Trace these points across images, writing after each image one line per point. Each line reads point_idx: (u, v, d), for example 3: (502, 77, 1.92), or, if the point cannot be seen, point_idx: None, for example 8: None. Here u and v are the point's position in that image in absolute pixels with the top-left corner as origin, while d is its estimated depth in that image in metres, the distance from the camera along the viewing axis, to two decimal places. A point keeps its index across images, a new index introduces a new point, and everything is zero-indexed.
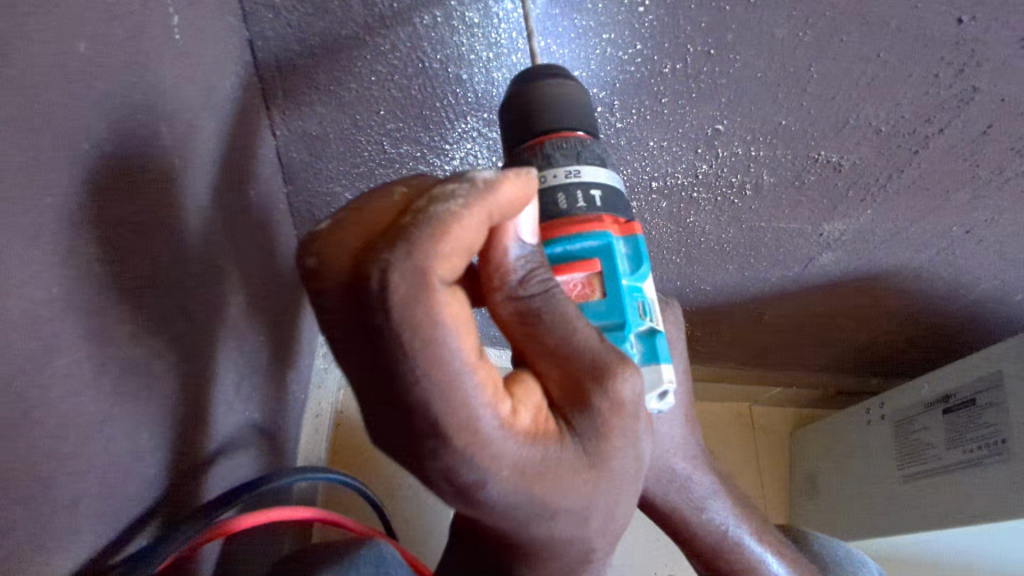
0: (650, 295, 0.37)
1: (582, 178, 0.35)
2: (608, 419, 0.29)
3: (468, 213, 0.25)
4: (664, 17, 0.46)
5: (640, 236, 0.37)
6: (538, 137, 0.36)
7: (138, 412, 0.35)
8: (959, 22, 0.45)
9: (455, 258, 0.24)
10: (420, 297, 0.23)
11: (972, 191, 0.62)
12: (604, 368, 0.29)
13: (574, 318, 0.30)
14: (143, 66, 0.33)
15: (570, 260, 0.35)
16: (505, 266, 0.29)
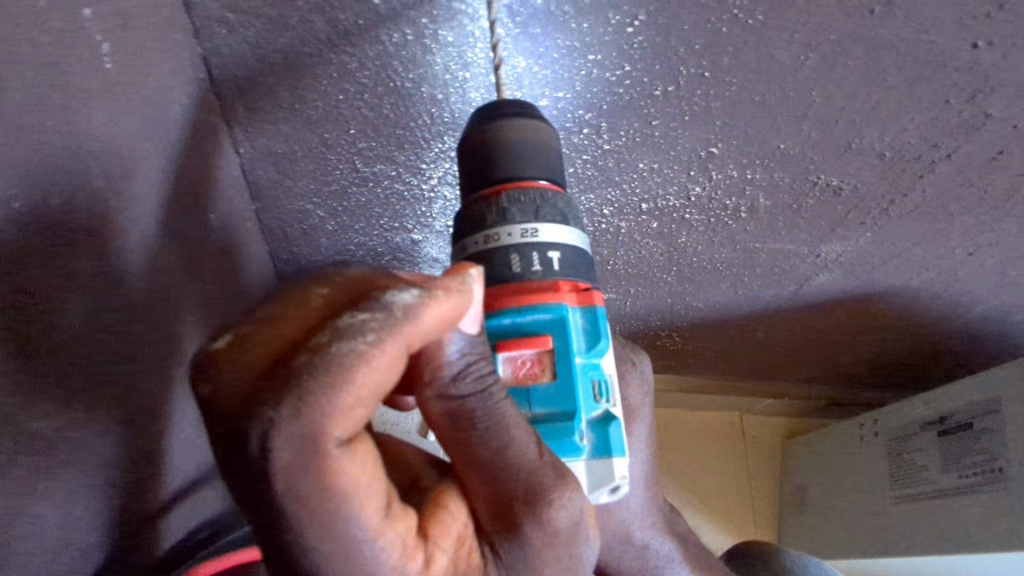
0: (609, 373, 0.35)
1: (538, 239, 0.34)
2: (528, 542, 0.30)
3: (375, 352, 0.25)
4: (655, 39, 0.42)
5: (600, 308, 0.35)
6: (497, 185, 0.35)
7: (55, 475, 0.33)
8: (973, 47, 0.42)
9: (353, 414, 0.24)
10: (307, 467, 0.24)
11: (978, 215, 0.59)
12: (531, 485, 0.30)
13: (507, 433, 0.30)
14: (60, 103, 0.30)
15: (523, 334, 0.34)
16: (437, 362, 0.29)
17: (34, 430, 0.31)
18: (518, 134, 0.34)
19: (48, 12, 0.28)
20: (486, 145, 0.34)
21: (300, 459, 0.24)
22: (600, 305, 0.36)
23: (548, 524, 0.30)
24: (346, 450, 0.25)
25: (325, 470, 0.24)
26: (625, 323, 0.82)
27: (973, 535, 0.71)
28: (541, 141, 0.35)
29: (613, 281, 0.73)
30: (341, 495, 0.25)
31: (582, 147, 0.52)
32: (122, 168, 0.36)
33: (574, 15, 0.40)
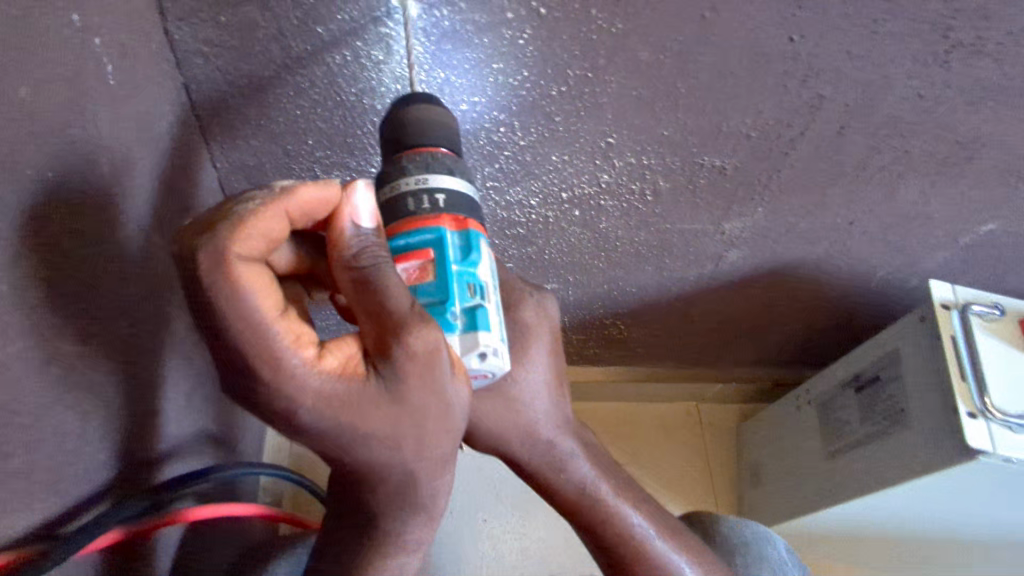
0: (482, 279, 0.44)
1: (427, 185, 0.44)
2: (406, 370, 0.38)
3: (264, 210, 0.36)
4: (542, 48, 0.53)
5: (474, 232, 0.45)
6: (405, 148, 0.46)
7: (76, 400, 0.42)
8: (790, 41, 0.54)
9: (252, 242, 0.36)
10: (215, 271, 0.34)
11: (845, 185, 0.70)
12: (403, 323, 0.37)
13: (389, 286, 0.38)
14: (78, 107, 0.40)
15: (410, 249, 0.44)
16: (343, 243, 0.39)
17: (61, 357, 0.40)
18: (421, 114, 0.47)
19: (70, 38, 0.38)
20: (398, 123, 0.46)
21: (212, 266, 0.34)
22: (475, 231, 0.45)
23: (418, 353, 0.37)
24: (246, 264, 0.35)
25: (227, 272, 0.34)
26: (572, 312, 0.92)
27: (882, 474, 0.80)
28: (438, 120, 0.47)
29: (553, 270, 0.83)
30: (239, 293, 0.35)
31: (502, 144, 0.62)
32: (123, 163, 0.46)
33: (475, 32, 0.52)
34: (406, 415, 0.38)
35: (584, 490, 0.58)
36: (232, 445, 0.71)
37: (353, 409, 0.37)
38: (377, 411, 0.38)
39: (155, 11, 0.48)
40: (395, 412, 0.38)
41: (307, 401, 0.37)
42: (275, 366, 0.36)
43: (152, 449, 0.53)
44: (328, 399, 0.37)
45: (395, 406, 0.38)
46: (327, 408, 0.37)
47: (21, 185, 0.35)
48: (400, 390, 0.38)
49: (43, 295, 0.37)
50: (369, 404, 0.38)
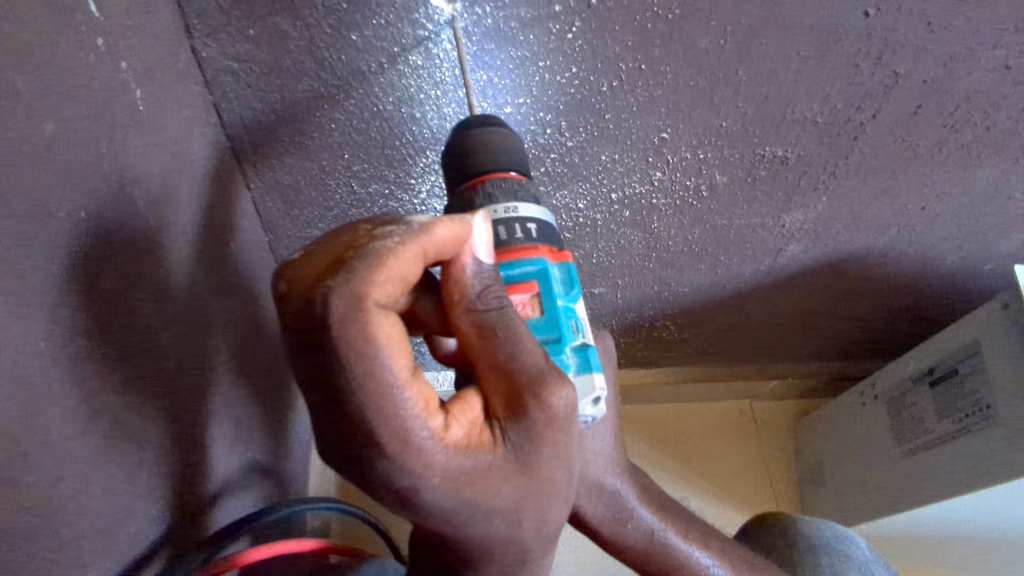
0: (581, 314, 0.44)
1: (519, 212, 0.42)
2: (541, 430, 0.35)
3: (403, 249, 0.32)
4: (592, 41, 0.49)
5: (570, 264, 0.45)
6: (473, 180, 0.44)
7: (128, 455, 0.39)
8: (866, 16, 0.49)
9: (390, 286, 0.31)
10: (356, 321, 0.30)
11: (917, 169, 0.65)
12: (542, 381, 0.36)
13: (523, 337, 0.36)
14: (110, 139, 0.37)
15: (514, 282, 0.42)
16: (463, 283, 0.36)
17: (110, 409, 0.37)
18: (485, 139, 0.44)
19: (96, 65, 0.36)
20: (459, 152, 0.44)
21: (349, 316, 0.30)
22: (570, 263, 0.45)
23: (555, 417, 0.36)
24: (385, 314, 0.31)
25: (368, 326, 0.30)
26: (620, 315, 0.88)
27: (970, 473, 0.75)
28: (503, 144, 0.44)
29: (601, 273, 0.79)
30: (377, 351, 0.30)
31: (549, 146, 0.59)
32: (160, 193, 0.44)
33: (520, 29, 0.48)
34: (534, 488, 0.36)
35: (652, 536, 0.55)
36: (279, 476, 0.69)
37: (483, 484, 0.34)
38: (507, 484, 0.35)
39: (181, 28, 0.46)
40: (524, 484, 0.35)
41: (432, 477, 0.32)
42: (406, 439, 0.31)
43: (201, 492, 0.50)
44: (460, 474, 0.33)
45: (525, 476, 0.35)
46: (459, 482, 0.33)
47: (58, 230, 0.33)
48: (533, 459, 0.35)
49: (85, 348, 0.35)
50: (498, 476, 0.34)
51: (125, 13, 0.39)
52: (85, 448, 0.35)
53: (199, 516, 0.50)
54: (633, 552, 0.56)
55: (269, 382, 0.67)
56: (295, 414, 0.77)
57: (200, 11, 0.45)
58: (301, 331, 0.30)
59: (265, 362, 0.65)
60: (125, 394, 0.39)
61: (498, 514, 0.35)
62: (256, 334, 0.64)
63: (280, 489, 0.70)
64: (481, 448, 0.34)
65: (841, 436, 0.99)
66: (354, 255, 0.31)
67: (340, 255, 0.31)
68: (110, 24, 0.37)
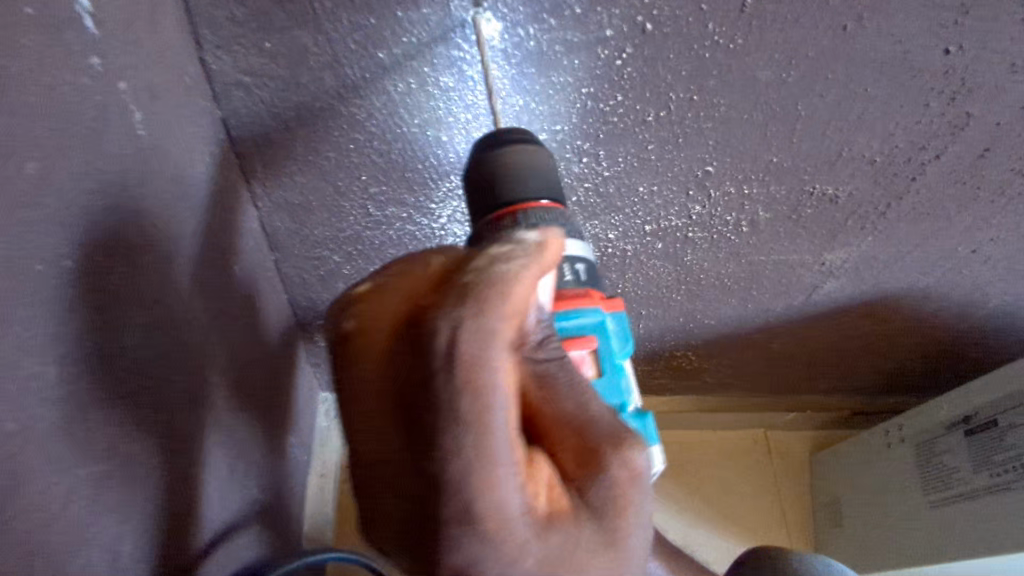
0: (628, 370, 0.40)
1: (567, 251, 0.38)
2: (624, 490, 0.31)
3: (525, 274, 0.28)
4: (643, 68, 0.44)
5: (621, 312, 0.40)
6: (512, 207, 0.39)
7: (118, 524, 0.35)
8: (945, 53, 0.44)
9: (516, 315, 0.28)
10: (484, 357, 0.27)
11: (975, 211, 0.60)
12: (620, 436, 0.32)
13: (588, 389, 0.33)
14: (104, 169, 0.33)
15: (571, 336, 0.36)
16: (525, 329, 0.31)
17: (96, 478, 0.33)
18: (519, 162, 0.39)
19: (90, 86, 0.31)
20: (490, 175, 0.39)
21: (480, 350, 0.27)
22: (620, 311, 0.40)
23: (636, 475, 0.31)
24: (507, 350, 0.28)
25: (491, 366, 0.27)
26: (640, 344, 0.84)
27: (1003, 535, 0.71)
28: (538, 168, 0.39)
29: (625, 303, 0.74)
30: (496, 397, 0.26)
31: (583, 175, 0.54)
32: (158, 224, 0.39)
33: (565, 53, 0.43)
34: (620, 565, 0.30)
35: None
36: (277, 509, 0.65)
37: (569, 562, 0.29)
38: (596, 559, 0.30)
39: (188, 39, 0.41)
40: (612, 559, 0.30)
41: (527, 555, 0.28)
42: (504, 505, 0.27)
43: (193, 546, 0.46)
44: (552, 549, 0.29)
45: (615, 548, 0.30)
46: (548, 560, 0.29)
47: (40, 286, 0.28)
48: (618, 526, 0.31)
49: (68, 416, 0.31)
50: (585, 549, 0.30)
51: (125, 24, 0.34)
52: (68, 527, 0.31)
53: (191, 572, 0.46)
54: None
55: (269, 411, 0.63)
56: (295, 440, 0.72)
57: (210, 21, 0.40)
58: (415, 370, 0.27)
59: (265, 391, 0.61)
60: (111, 456, 0.34)
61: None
62: (257, 361, 0.59)
63: (278, 522, 0.66)
64: (565, 517, 0.30)
65: (862, 475, 0.95)
66: (477, 280, 0.28)
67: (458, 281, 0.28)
68: (108, 39, 0.32)
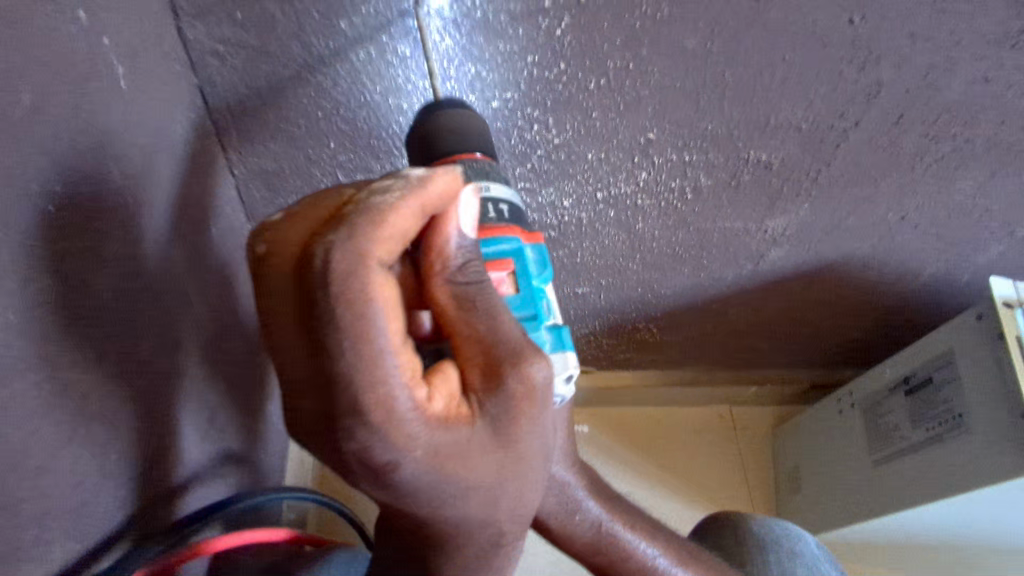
0: (550, 295, 0.44)
1: (492, 193, 0.42)
2: (519, 400, 0.35)
3: (401, 206, 0.32)
4: (581, 37, 0.49)
5: (542, 245, 0.44)
6: (444, 158, 0.43)
7: (100, 436, 0.39)
8: (850, 23, 0.49)
9: (390, 242, 0.31)
10: (356, 276, 0.30)
11: (899, 177, 0.66)
12: (520, 354, 0.35)
13: (501, 312, 0.36)
14: (88, 113, 0.37)
15: (490, 259, 0.41)
16: (445, 254, 0.36)
17: (82, 388, 0.37)
18: (453, 120, 0.43)
19: (76, 37, 0.35)
20: (427, 132, 0.44)
21: (351, 271, 0.30)
22: (542, 245, 0.45)
23: (532, 389, 0.35)
24: (384, 272, 0.31)
25: (367, 285, 0.30)
26: (603, 316, 0.88)
27: (937, 483, 0.76)
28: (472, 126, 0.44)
29: (585, 273, 0.79)
30: (372, 310, 0.30)
31: (535, 142, 0.59)
32: (138, 172, 0.43)
33: (509, 22, 0.48)
34: (511, 462, 0.36)
35: (601, 529, 0.57)
36: (254, 466, 0.69)
37: (460, 458, 0.34)
38: (484, 457, 0.34)
39: (166, 8, 0.45)
40: (504, 458, 0.35)
41: (415, 449, 0.32)
42: (390, 404, 0.30)
43: (172, 479, 0.50)
44: (441, 446, 0.33)
45: (503, 448, 0.35)
46: (436, 456, 0.33)
47: (32, 205, 0.32)
48: (511, 431, 0.35)
49: (56, 326, 0.34)
50: (476, 448, 0.34)
51: None
52: (56, 427, 0.35)
53: (169, 502, 0.50)
54: (584, 549, 0.57)
55: (246, 371, 0.67)
56: (273, 405, 0.76)
57: None
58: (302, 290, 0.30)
59: (241, 351, 0.65)
60: (93, 373, 0.38)
61: (475, 493, 0.35)
62: (233, 321, 0.63)
63: (255, 480, 0.70)
64: (458, 420, 0.34)
65: (817, 442, 1.00)
66: (354, 212, 0.31)
67: (343, 212, 0.31)
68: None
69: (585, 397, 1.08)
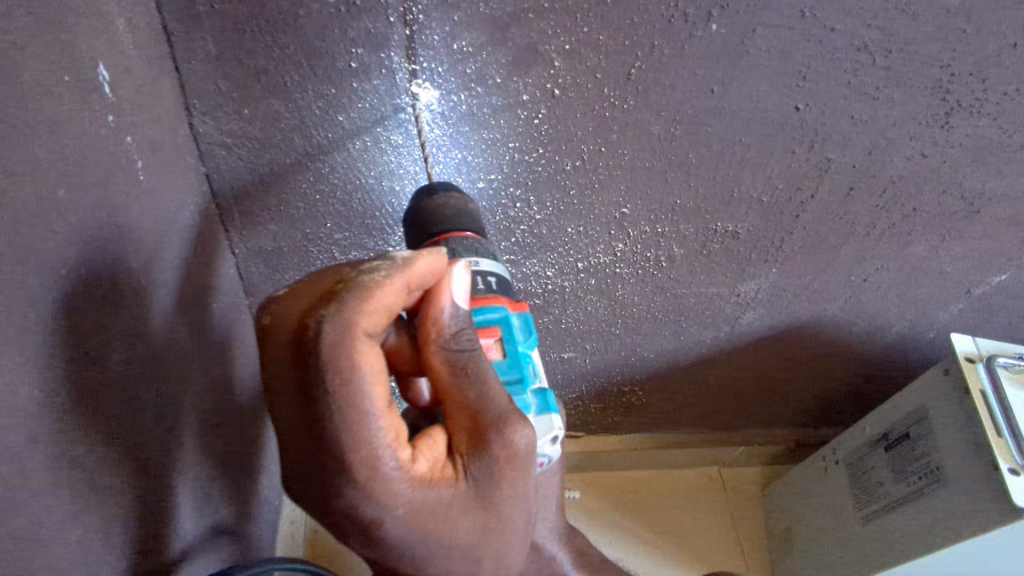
0: (536, 359, 0.48)
1: (480, 265, 0.45)
2: (501, 464, 0.38)
3: (388, 283, 0.36)
4: (557, 125, 0.54)
5: (527, 313, 0.48)
6: (437, 236, 0.46)
7: (105, 507, 0.41)
8: (796, 109, 0.55)
9: (377, 316, 0.35)
10: (342, 347, 0.33)
11: (857, 243, 0.71)
12: (506, 420, 0.38)
13: (490, 378, 0.39)
14: (111, 204, 0.41)
15: (478, 327, 0.44)
16: (440, 323, 0.39)
17: (90, 461, 0.39)
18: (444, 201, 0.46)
19: (104, 138, 0.40)
20: (422, 210, 0.46)
21: (339, 341, 0.33)
22: (527, 313, 0.48)
23: (514, 453, 0.38)
24: (370, 342, 0.35)
25: (353, 354, 0.33)
26: (589, 380, 0.91)
27: (922, 537, 0.77)
28: (462, 205, 0.47)
29: (569, 338, 0.82)
30: (357, 377, 0.33)
31: (519, 219, 0.63)
32: (150, 255, 0.46)
33: (492, 114, 0.53)
34: (490, 517, 0.38)
35: None
36: (245, 541, 0.69)
37: (441, 515, 0.37)
38: (467, 518, 0.38)
39: (181, 107, 0.50)
40: (485, 517, 0.38)
41: (397, 508, 0.35)
42: (376, 463, 0.34)
43: (167, 552, 0.51)
44: (423, 504, 0.36)
45: (483, 509, 0.38)
46: (419, 515, 0.36)
47: (56, 289, 0.36)
48: (492, 492, 0.38)
49: (70, 402, 0.37)
50: (458, 509, 0.37)
51: (134, 93, 0.43)
52: (64, 499, 0.37)
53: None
54: None
55: (242, 443, 0.68)
56: (266, 478, 0.77)
57: (200, 93, 0.49)
58: (298, 360, 0.34)
59: (237, 423, 0.66)
60: (98, 445, 0.40)
61: (458, 554, 0.38)
62: (230, 393, 0.65)
63: (244, 554, 0.69)
64: (442, 482, 0.37)
65: (807, 501, 1.01)
66: (346, 289, 0.35)
67: (337, 288, 0.35)
68: (120, 103, 0.41)
69: (575, 462, 1.09)
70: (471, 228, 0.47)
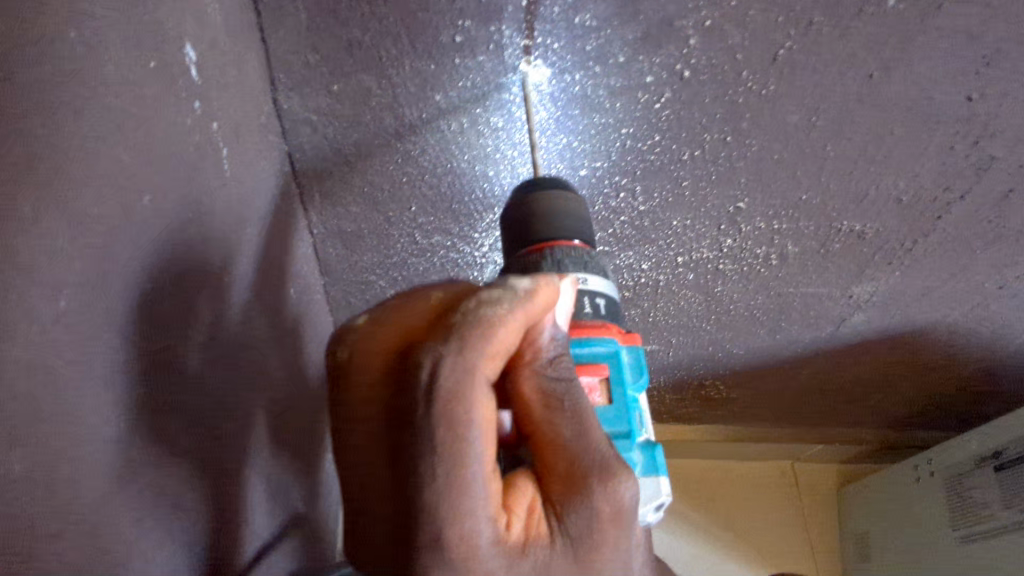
0: (643, 405, 0.42)
1: (588, 285, 0.41)
2: (604, 522, 0.32)
3: (511, 317, 0.31)
4: (680, 111, 0.47)
5: (638, 348, 0.43)
6: (541, 244, 0.41)
7: (194, 525, 0.38)
8: (968, 100, 0.47)
9: (496, 356, 0.31)
10: (459, 391, 0.29)
11: (1000, 249, 0.62)
12: (610, 471, 0.33)
13: (590, 419, 0.34)
14: (196, 200, 0.37)
15: (583, 362, 0.40)
16: (537, 345, 0.35)
17: (180, 481, 0.36)
18: (551, 202, 0.42)
19: (191, 128, 0.35)
20: (528, 213, 0.42)
21: (454, 384, 0.29)
22: (638, 347, 0.43)
23: (618, 509, 0.33)
24: (487, 385, 0.30)
25: (462, 402, 0.29)
26: (669, 372, 0.86)
27: None
28: (571, 208, 0.42)
29: (655, 331, 0.76)
30: (467, 430, 0.29)
31: (620, 210, 0.57)
32: (229, 248, 0.42)
33: (608, 96, 0.46)
34: None
35: None
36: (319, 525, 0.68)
37: None
38: None
39: (266, 81, 0.45)
40: None
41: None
42: (474, 531, 0.29)
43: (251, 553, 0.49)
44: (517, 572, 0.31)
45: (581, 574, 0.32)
46: None
47: (145, 303, 0.32)
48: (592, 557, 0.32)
49: (161, 423, 0.34)
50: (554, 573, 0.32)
51: (219, 71, 0.38)
52: (156, 526, 0.34)
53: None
54: None
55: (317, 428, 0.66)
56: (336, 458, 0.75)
57: (287, 67, 0.44)
58: (400, 400, 0.30)
59: (313, 408, 0.64)
60: (188, 462, 0.37)
61: None
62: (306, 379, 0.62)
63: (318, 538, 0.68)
64: (539, 543, 0.31)
65: (892, 509, 0.94)
66: (463, 320, 0.31)
67: (448, 319, 0.31)
68: (206, 85, 0.37)
69: None
70: (577, 237, 0.43)
